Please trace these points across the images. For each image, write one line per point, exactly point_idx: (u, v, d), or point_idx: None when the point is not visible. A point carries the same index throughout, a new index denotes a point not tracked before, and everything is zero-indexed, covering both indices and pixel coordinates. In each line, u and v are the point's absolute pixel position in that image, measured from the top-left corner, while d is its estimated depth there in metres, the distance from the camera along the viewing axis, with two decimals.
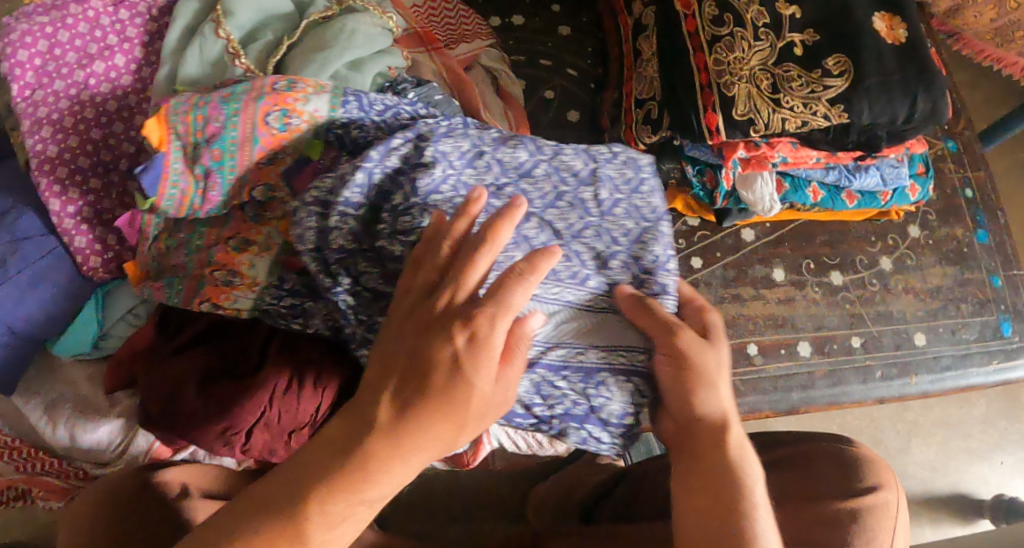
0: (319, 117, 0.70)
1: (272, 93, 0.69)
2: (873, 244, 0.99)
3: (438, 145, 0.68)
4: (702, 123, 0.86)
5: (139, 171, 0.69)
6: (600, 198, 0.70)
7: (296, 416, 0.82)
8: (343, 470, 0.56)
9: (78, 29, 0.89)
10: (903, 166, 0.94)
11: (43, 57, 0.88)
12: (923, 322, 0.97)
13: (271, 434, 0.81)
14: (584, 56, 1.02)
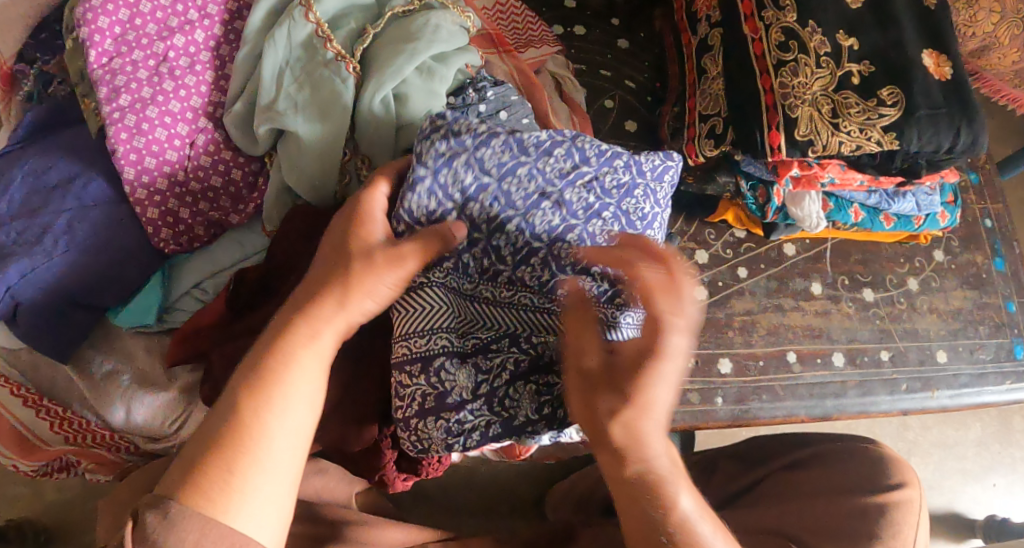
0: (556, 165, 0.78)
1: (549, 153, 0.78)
2: (902, 265, 1.05)
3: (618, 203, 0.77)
4: (765, 141, 0.90)
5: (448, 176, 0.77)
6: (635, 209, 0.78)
7: (365, 399, 0.82)
8: (237, 418, 0.67)
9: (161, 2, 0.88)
10: (936, 194, 1.01)
11: (123, 25, 0.87)
12: (945, 341, 1.04)
13: (341, 413, 0.82)
14: (641, 70, 1.07)
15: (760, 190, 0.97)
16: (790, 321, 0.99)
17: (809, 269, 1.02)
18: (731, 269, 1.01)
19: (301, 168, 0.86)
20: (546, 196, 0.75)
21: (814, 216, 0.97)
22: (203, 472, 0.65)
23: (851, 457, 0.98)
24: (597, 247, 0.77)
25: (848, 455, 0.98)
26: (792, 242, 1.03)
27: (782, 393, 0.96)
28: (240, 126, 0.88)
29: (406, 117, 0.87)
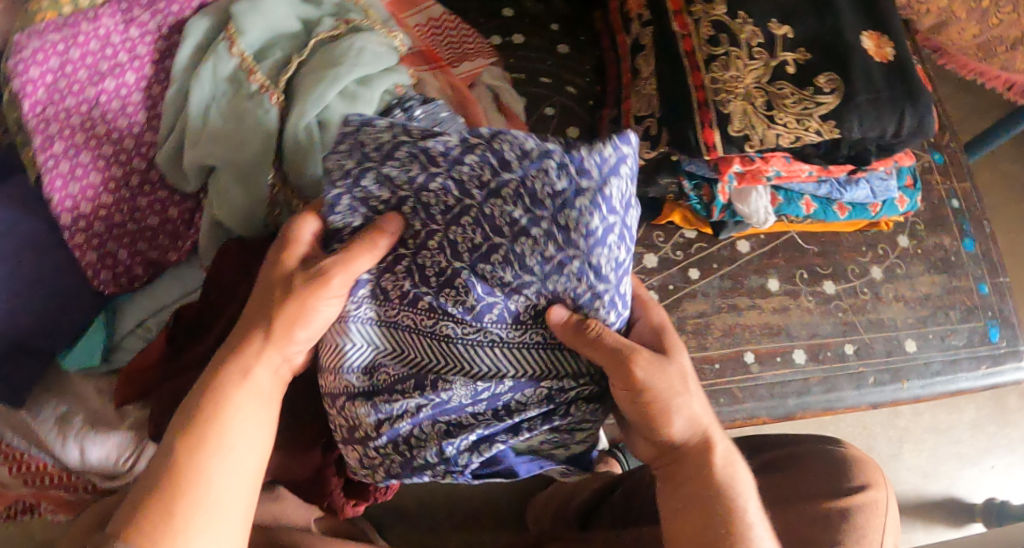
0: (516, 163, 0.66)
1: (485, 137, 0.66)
2: (863, 254, 1.03)
3: (583, 205, 0.64)
4: (699, 139, 0.88)
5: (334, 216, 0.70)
6: (609, 200, 0.64)
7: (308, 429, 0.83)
8: (177, 456, 0.64)
9: (93, 45, 0.89)
10: (891, 179, 0.98)
11: (54, 74, 0.89)
12: (913, 329, 1.01)
13: (285, 444, 0.83)
14: (582, 74, 1.05)
15: (704, 188, 0.94)
16: (747, 320, 0.97)
17: (765, 265, 1.00)
18: (681, 270, 0.97)
19: (231, 203, 0.87)
20: (465, 209, 0.67)
21: (762, 212, 0.94)
22: (146, 517, 0.62)
23: (817, 460, 0.94)
24: (533, 265, 0.66)
25: (814, 458, 0.94)
26: (746, 239, 1.00)
27: (741, 396, 0.94)
28: (173, 164, 0.89)
29: (333, 144, 0.87)
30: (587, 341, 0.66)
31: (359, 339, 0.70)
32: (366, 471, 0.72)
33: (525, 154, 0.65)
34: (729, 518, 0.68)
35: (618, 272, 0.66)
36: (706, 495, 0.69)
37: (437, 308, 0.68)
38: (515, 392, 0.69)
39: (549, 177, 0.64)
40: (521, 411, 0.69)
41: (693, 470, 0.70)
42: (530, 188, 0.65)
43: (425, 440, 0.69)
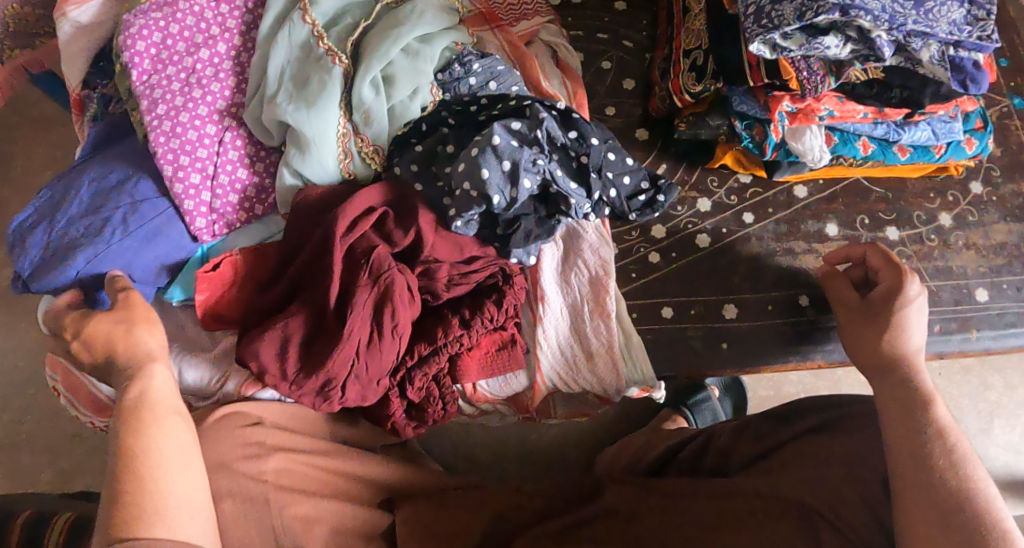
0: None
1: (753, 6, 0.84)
2: (931, 201, 0.98)
3: None
4: (744, 60, 0.89)
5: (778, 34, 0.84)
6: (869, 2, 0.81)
7: (382, 364, 0.89)
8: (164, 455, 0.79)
9: (187, 22, 0.92)
10: (956, 121, 0.94)
11: (158, 47, 0.91)
12: (985, 278, 0.96)
13: (363, 382, 0.89)
14: (639, 29, 1.06)
15: (754, 127, 0.94)
16: (802, 264, 0.96)
17: (824, 211, 0.98)
18: (736, 214, 0.98)
19: (300, 154, 0.90)
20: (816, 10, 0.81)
21: (816, 150, 0.94)
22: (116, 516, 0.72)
23: None
24: (850, 34, 0.83)
25: None
26: (804, 184, 0.99)
27: (794, 337, 0.94)
28: (253, 123, 0.92)
29: (397, 98, 0.91)
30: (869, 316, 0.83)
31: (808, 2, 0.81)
32: (813, 80, 0.87)
33: None
34: (972, 491, 0.70)
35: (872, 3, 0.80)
36: (922, 469, 0.72)
37: (833, 27, 0.83)
38: (860, 6, 0.80)
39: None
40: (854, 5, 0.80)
41: (861, 343, 0.83)
42: None
43: (788, 62, 0.86)
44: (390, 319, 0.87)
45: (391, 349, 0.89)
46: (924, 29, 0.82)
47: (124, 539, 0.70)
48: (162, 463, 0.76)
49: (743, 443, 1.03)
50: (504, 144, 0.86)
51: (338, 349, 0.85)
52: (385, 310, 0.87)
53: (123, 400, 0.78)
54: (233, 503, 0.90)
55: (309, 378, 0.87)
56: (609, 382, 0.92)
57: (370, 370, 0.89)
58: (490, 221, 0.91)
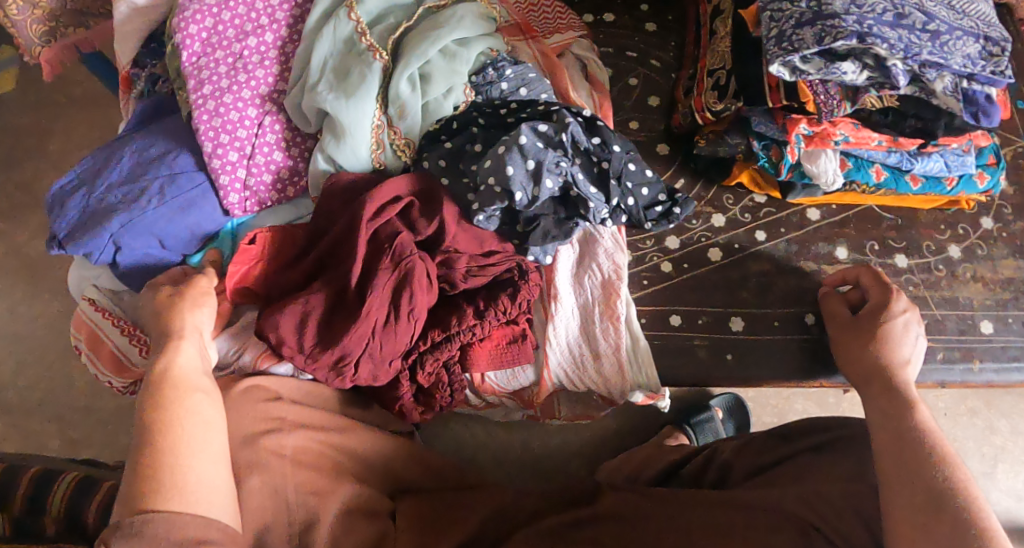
0: (842, 26, 0.85)
1: (774, 31, 0.89)
2: (942, 232, 1.01)
3: (855, 16, 0.86)
4: (765, 82, 0.92)
5: (799, 57, 0.88)
6: (884, 32, 0.86)
7: (397, 344, 0.92)
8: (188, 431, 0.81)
9: (239, 11, 0.97)
10: (969, 155, 0.97)
11: (209, 31, 0.96)
12: (991, 311, 0.98)
13: (375, 362, 0.93)
14: (667, 50, 1.11)
15: (771, 149, 0.98)
16: (810, 284, 0.99)
17: (835, 234, 1.01)
18: (749, 231, 1.01)
19: (335, 141, 0.95)
20: (834, 36, 0.85)
21: (830, 174, 0.96)
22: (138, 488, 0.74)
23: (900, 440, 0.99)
24: (867, 62, 0.87)
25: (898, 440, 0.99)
26: (817, 207, 1.02)
27: (797, 353, 0.96)
28: (292, 108, 0.97)
29: (432, 95, 0.96)
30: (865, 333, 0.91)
31: (827, 28, 0.85)
32: (830, 104, 0.91)
33: (838, 12, 0.86)
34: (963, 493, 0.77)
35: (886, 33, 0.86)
36: (912, 469, 0.79)
37: (851, 54, 0.87)
38: (876, 34, 0.85)
39: (844, 20, 0.85)
40: (869, 33, 0.85)
41: (857, 354, 0.91)
42: (850, 16, 0.86)
43: (806, 85, 0.90)
44: (407, 303, 0.91)
45: (405, 331, 0.92)
46: (937, 60, 0.86)
47: (149, 512, 0.73)
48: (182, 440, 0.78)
49: (743, 456, 1.01)
50: (530, 144, 0.90)
51: (355, 327, 0.89)
52: (403, 294, 0.91)
53: (154, 372, 0.81)
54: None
55: (325, 353, 0.90)
56: (615, 382, 0.95)
57: (384, 349, 0.92)
58: (510, 218, 0.94)
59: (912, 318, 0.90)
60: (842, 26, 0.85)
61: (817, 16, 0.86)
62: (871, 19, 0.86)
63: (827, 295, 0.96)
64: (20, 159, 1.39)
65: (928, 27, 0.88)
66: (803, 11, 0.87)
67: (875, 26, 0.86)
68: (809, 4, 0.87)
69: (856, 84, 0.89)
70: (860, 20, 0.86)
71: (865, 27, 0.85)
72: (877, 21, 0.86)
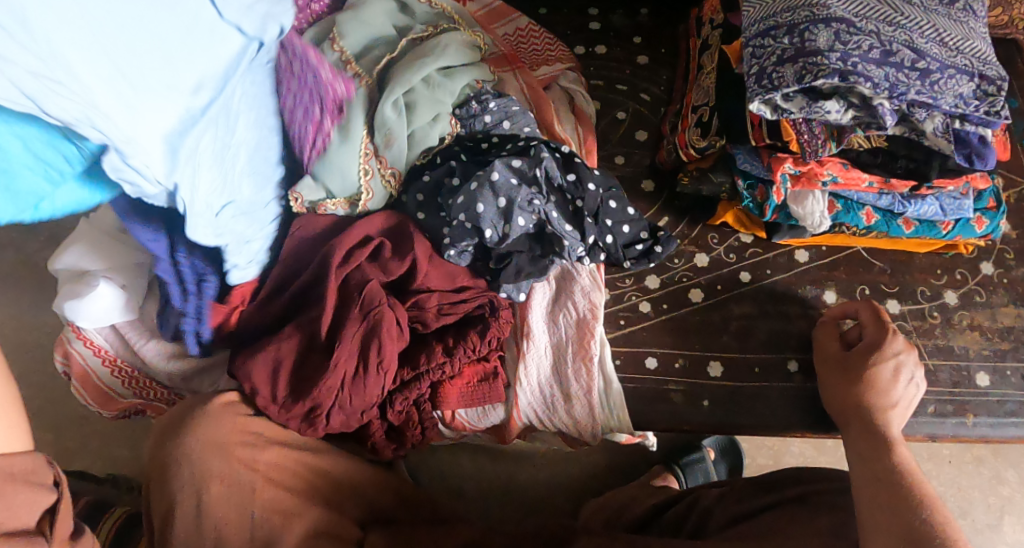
0: (825, 65, 0.81)
1: (756, 67, 0.85)
2: (938, 277, 0.96)
3: (842, 52, 0.82)
4: (747, 119, 0.89)
5: (781, 95, 0.84)
6: (870, 70, 0.82)
7: (366, 397, 0.90)
8: None
9: None
10: (967, 199, 0.92)
11: None
12: (988, 362, 0.93)
13: (347, 413, 0.91)
14: (658, 83, 1.08)
15: (757, 188, 0.94)
16: (796, 329, 0.95)
17: (823, 277, 0.97)
18: (733, 272, 0.98)
19: (340, 140, 0.84)
20: (816, 75, 0.82)
21: (817, 215, 0.93)
22: None
23: None
24: (852, 101, 0.84)
25: None
26: (806, 249, 0.99)
27: (779, 401, 0.93)
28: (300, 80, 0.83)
29: (418, 124, 0.91)
30: (850, 375, 0.87)
31: (809, 66, 0.82)
32: (814, 143, 0.87)
33: (821, 49, 0.82)
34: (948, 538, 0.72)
35: (872, 71, 0.81)
36: (893, 513, 0.75)
37: (836, 92, 0.83)
38: (861, 73, 0.81)
39: (827, 58, 0.82)
40: (854, 71, 0.81)
41: (840, 393, 0.88)
42: (835, 54, 0.82)
43: (789, 123, 0.87)
44: (376, 355, 0.88)
45: (375, 385, 0.90)
46: (926, 101, 0.82)
47: None
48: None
49: (722, 503, 0.98)
50: (503, 181, 0.87)
51: (322, 380, 0.87)
52: (371, 345, 0.88)
53: None
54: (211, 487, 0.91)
55: (297, 404, 0.89)
56: (586, 425, 0.93)
57: (354, 402, 0.90)
58: (483, 254, 0.93)
59: (908, 360, 0.87)
60: (826, 64, 0.81)
61: (800, 54, 0.83)
62: (858, 57, 0.82)
63: (824, 324, 0.93)
64: None
65: (917, 66, 0.83)
66: (787, 47, 0.84)
67: (862, 63, 0.82)
68: (790, 41, 0.84)
69: (842, 123, 0.86)
70: (846, 56, 0.82)
71: (850, 65, 0.81)
72: (862, 58, 0.82)
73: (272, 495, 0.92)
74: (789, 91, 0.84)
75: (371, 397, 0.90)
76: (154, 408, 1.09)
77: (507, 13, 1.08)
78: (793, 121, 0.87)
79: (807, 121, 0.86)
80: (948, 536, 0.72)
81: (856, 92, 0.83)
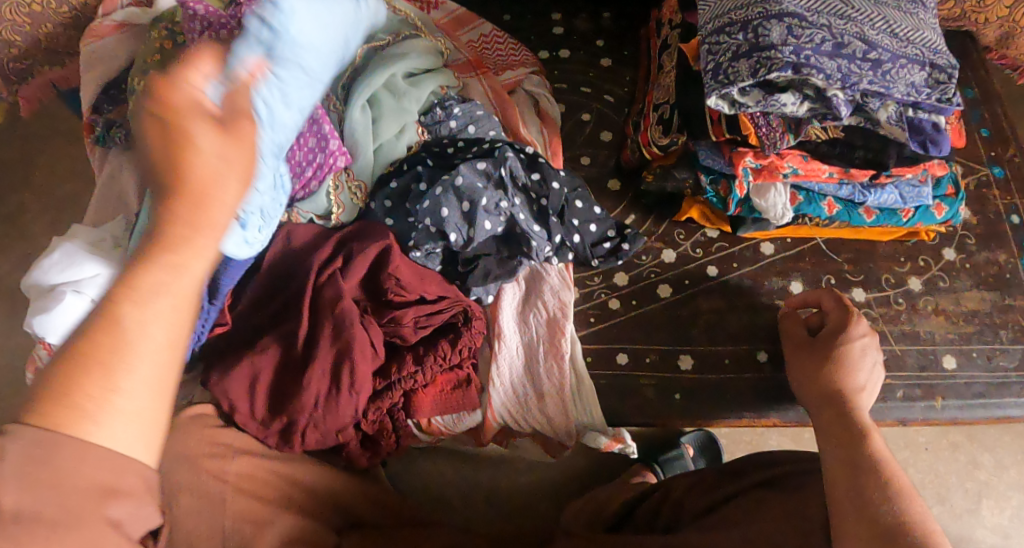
0: (778, 58, 0.83)
1: (713, 62, 0.87)
2: (902, 264, 0.98)
3: (794, 45, 0.83)
4: (707, 115, 0.91)
5: (738, 90, 0.86)
6: (822, 62, 0.83)
7: (340, 417, 0.90)
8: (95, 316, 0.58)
9: None
10: (925, 186, 0.94)
11: None
12: (953, 345, 0.94)
13: (321, 433, 0.91)
14: (622, 84, 1.10)
15: (720, 183, 0.96)
16: (764, 320, 0.96)
17: (789, 268, 0.99)
18: (701, 267, 0.99)
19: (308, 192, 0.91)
20: (770, 69, 0.83)
21: (779, 207, 0.94)
22: (52, 385, 0.57)
23: None
24: (807, 93, 0.85)
25: None
26: (770, 241, 1.00)
27: (750, 393, 0.94)
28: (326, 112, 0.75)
29: (384, 138, 0.97)
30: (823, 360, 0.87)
31: (763, 60, 0.84)
32: (772, 136, 0.89)
33: (774, 43, 0.84)
34: (919, 525, 0.72)
35: (825, 63, 0.83)
36: (865, 500, 0.75)
37: (791, 84, 0.85)
38: (815, 65, 0.83)
39: (781, 52, 0.83)
40: (808, 63, 0.83)
41: (810, 378, 0.87)
42: (788, 47, 0.83)
43: (747, 117, 0.88)
44: (348, 376, 0.89)
45: (347, 405, 0.90)
46: (879, 90, 0.84)
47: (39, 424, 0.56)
48: (141, 345, 0.58)
49: (692, 494, 0.98)
50: (467, 185, 0.89)
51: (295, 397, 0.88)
52: (344, 366, 0.89)
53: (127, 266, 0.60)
54: (183, 496, 0.90)
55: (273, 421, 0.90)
56: (559, 423, 0.93)
57: (327, 422, 0.90)
58: (452, 257, 0.95)
59: (874, 345, 0.87)
60: (780, 57, 0.83)
61: (754, 48, 0.84)
62: (811, 50, 0.84)
63: (789, 314, 0.94)
64: (6, 193, 1.43)
65: (869, 56, 0.85)
66: (742, 43, 0.86)
67: (815, 56, 0.83)
68: (745, 37, 0.86)
69: (798, 115, 0.87)
70: (799, 48, 0.83)
71: (803, 57, 0.83)
72: (814, 51, 0.84)
73: (241, 504, 0.91)
74: (745, 85, 0.85)
75: (344, 417, 0.90)
76: None
77: (471, 19, 1.10)
78: (751, 115, 0.88)
79: (764, 114, 0.88)
80: (913, 520, 0.73)
81: (810, 84, 0.85)
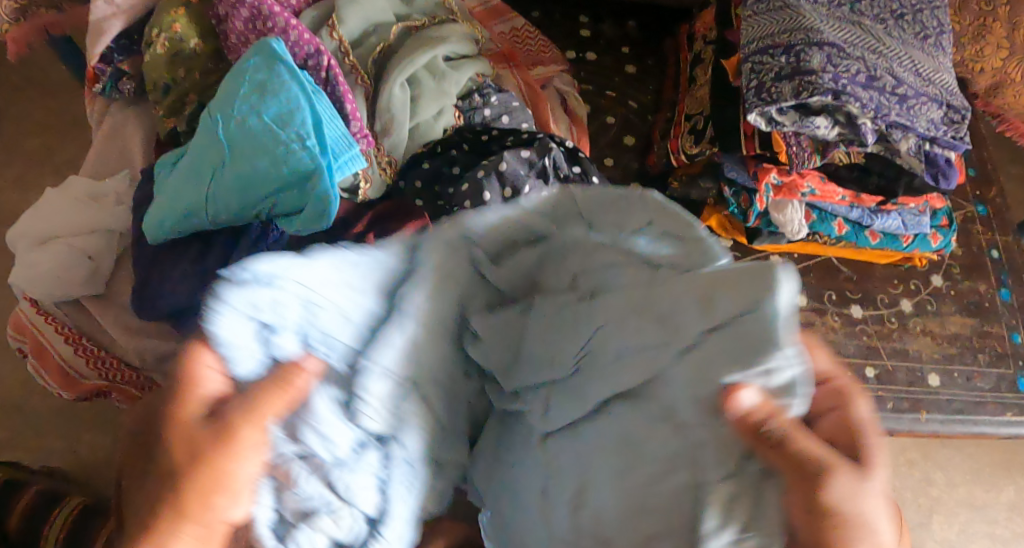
0: (820, 84, 0.88)
1: (756, 80, 0.92)
2: (895, 286, 1.06)
3: (834, 73, 0.89)
4: (740, 129, 0.96)
5: (778, 109, 0.91)
6: (857, 92, 0.89)
7: None
8: None
9: None
10: (925, 216, 1.02)
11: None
12: (938, 364, 1.02)
13: None
14: (644, 93, 1.15)
15: (741, 195, 1.01)
16: None
17: None
18: None
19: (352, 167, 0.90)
20: (811, 94, 0.88)
21: (796, 223, 1.00)
22: None
23: None
24: (839, 119, 0.91)
25: None
26: (780, 255, 1.06)
27: None
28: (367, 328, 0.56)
29: (423, 117, 0.97)
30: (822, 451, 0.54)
31: (805, 84, 0.88)
32: (801, 156, 0.94)
33: (816, 69, 0.89)
34: None
35: (860, 93, 0.89)
36: None
37: (826, 109, 0.91)
38: (851, 94, 0.89)
39: (822, 78, 0.88)
40: (845, 91, 0.88)
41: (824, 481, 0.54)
42: (828, 75, 0.89)
43: (781, 135, 0.93)
44: None
45: None
46: (904, 123, 0.91)
47: None
48: None
49: None
50: (510, 170, 0.92)
51: None
52: None
53: None
54: None
55: None
56: None
57: None
58: None
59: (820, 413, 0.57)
60: (821, 83, 0.88)
61: (797, 72, 0.89)
62: (849, 80, 0.89)
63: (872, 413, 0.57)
64: None
65: (897, 91, 0.91)
66: (785, 66, 0.90)
67: (851, 85, 0.89)
68: (788, 60, 0.90)
69: (828, 138, 0.93)
70: (838, 77, 0.89)
71: (842, 85, 0.88)
72: (851, 80, 0.89)
73: None
74: (786, 105, 0.90)
75: None
76: (122, 393, 1.00)
77: (505, 10, 1.11)
78: (784, 135, 0.93)
79: (797, 135, 0.93)
80: None
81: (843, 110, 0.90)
